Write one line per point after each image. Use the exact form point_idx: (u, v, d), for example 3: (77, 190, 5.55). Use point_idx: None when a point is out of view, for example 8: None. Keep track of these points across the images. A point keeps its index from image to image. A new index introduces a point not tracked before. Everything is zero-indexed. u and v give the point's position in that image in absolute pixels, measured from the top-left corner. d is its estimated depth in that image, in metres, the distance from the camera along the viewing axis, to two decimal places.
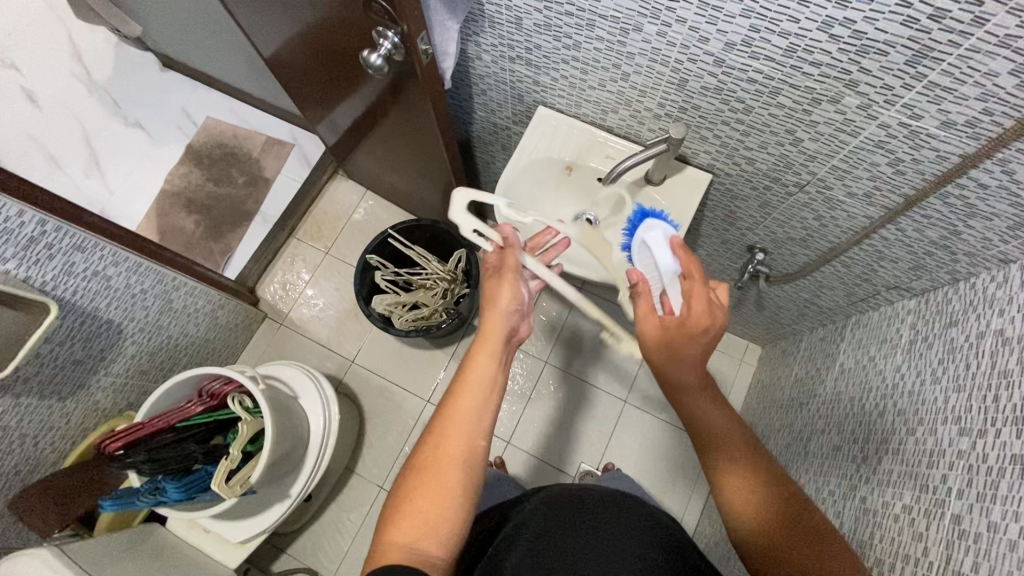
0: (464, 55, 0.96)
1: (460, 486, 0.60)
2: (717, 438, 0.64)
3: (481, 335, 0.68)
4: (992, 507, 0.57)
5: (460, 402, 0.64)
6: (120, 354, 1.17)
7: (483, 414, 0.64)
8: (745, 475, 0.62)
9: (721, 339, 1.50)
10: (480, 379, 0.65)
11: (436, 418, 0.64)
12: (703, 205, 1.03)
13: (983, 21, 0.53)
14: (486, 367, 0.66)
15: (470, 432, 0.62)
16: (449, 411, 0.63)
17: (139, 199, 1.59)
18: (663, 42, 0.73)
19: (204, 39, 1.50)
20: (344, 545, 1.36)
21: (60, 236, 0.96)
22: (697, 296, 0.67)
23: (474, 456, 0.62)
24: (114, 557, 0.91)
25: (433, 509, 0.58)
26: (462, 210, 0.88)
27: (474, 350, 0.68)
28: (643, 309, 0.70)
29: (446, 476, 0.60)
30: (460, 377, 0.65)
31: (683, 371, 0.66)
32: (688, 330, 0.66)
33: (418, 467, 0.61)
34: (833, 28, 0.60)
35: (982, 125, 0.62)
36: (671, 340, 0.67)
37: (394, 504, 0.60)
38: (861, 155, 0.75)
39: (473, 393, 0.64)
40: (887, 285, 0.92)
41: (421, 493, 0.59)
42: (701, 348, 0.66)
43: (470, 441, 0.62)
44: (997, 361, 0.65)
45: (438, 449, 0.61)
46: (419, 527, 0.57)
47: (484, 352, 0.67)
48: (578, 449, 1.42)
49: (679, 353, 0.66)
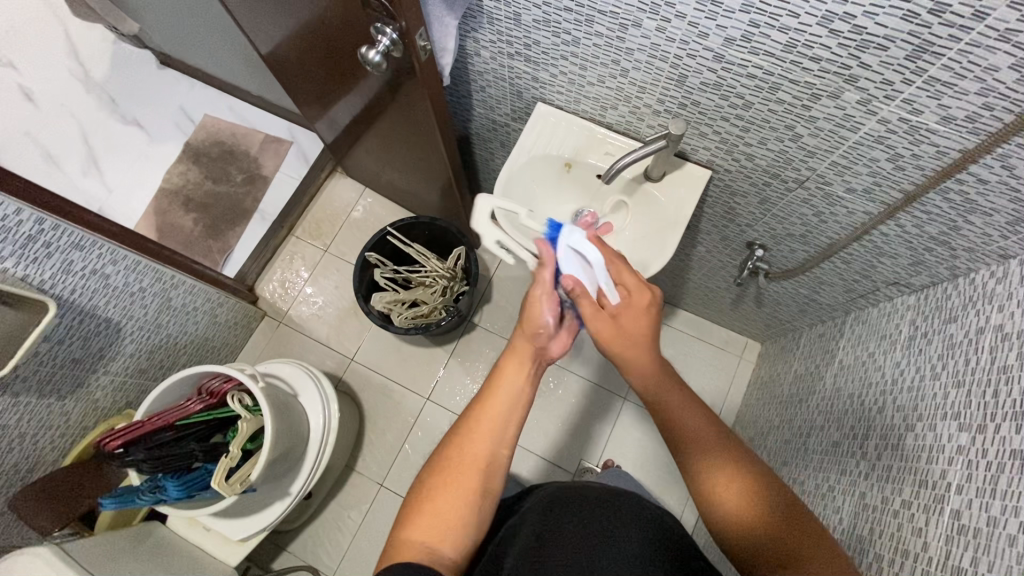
0: (463, 52, 0.95)
1: (479, 490, 0.61)
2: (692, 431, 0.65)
3: (514, 346, 0.69)
4: (991, 503, 0.57)
5: (489, 409, 0.64)
6: (118, 353, 1.16)
7: (509, 425, 0.64)
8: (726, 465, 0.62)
9: (721, 336, 1.50)
10: (510, 389, 0.66)
11: (462, 421, 0.65)
12: (702, 201, 1.03)
13: (983, 15, 0.53)
14: (516, 381, 0.66)
15: (495, 440, 0.63)
16: (476, 417, 0.64)
17: (137, 197, 1.58)
18: (662, 37, 0.73)
19: (202, 36, 1.50)
20: (345, 543, 1.36)
21: (58, 235, 0.96)
22: (628, 276, 0.72)
23: (496, 463, 0.63)
24: (114, 556, 0.91)
25: (452, 511, 0.59)
26: (484, 219, 0.80)
27: (506, 360, 0.68)
28: (586, 308, 0.71)
29: (466, 480, 0.60)
30: (489, 386, 0.66)
31: (644, 363, 0.70)
32: (636, 312, 0.70)
33: (440, 467, 0.62)
34: (833, 23, 0.60)
35: (982, 120, 0.62)
36: (622, 327, 0.70)
37: (413, 502, 0.60)
38: (860, 151, 0.75)
39: (503, 404, 0.65)
40: (887, 281, 0.92)
41: (442, 494, 0.60)
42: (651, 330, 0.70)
43: (494, 449, 0.63)
44: (996, 356, 0.65)
45: (462, 452, 0.62)
46: (438, 527, 0.58)
47: (516, 363, 0.68)
48: (579, 446, 1.43)
49: (637, 342, 0.70)
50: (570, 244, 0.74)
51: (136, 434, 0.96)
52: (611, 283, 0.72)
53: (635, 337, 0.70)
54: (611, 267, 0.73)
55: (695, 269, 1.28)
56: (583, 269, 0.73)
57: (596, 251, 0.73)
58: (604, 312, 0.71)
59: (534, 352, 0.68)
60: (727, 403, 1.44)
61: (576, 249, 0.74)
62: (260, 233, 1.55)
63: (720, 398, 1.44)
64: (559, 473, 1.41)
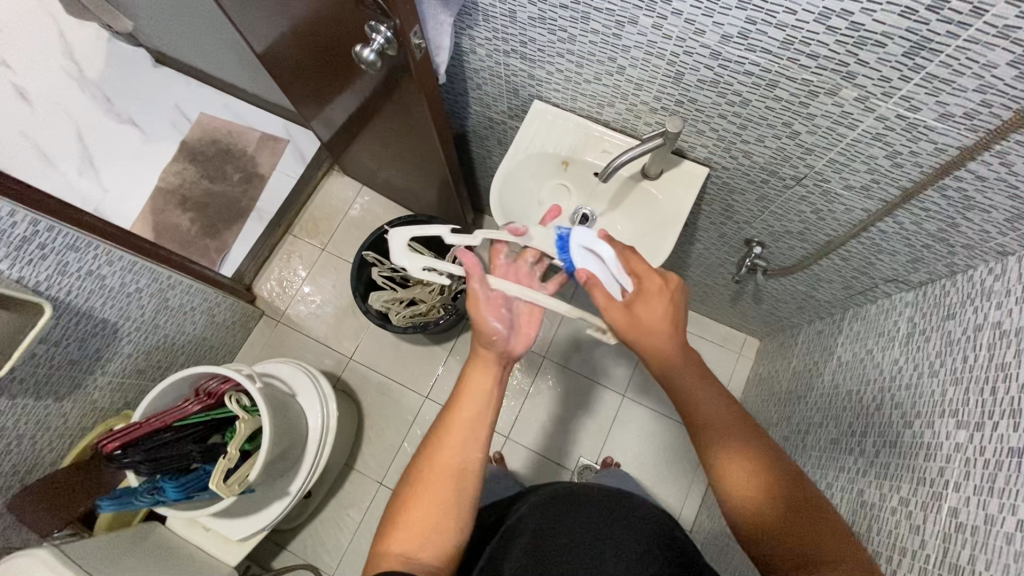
0: (458, 49, 0.95)
1: (453, 497, 0.60)
2: (711, 417, 0.64)
3: (474, 351, 0.68)
4: (989, 500, 0.57)
5: (456, 415, 0.64)
6: (116, 354, 1.16)
7: (480, 427, 0.64)
8: (743, 452, 0.61)
9: (720, 333, 1.50)
10: (474, 393, 0.65)
11: (434, 430, 0.65)
12: (700, 199, 1.02)
13: (982, 12, 0.52)
14: (480, 383, 0.66)
15: (466, 445, 0.63)
16: (445, 424, 0.64)
17: (133, 197, 1.58)
18: (659, 35, 0.72)
19: (196, 34, 1.49)
20: (344, 542, 1.36)
21: (53, 236, 0.95)
22: (640, 266, 0.72)
23: (469, 468, 0.62)
24: (114, 557, 0.91)
25: (428, 520, 0.59)
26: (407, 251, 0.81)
27: (469, 364, 0.68)
28: (601, 298, 0.70)
29: (441, 487, 0.60)
30: (456, 392, 0.66)
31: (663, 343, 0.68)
32: (650, 299, 0.70)
33: (414, 478, 0.62)
34: (831, 19, 0.60)
35: (980, 117, 0.62)
36: (637, 315, 0.69)
37: (392, 515, 0.61)
38: (858, 148, 0.74)
39: (467, 406, 0.65)
40: (885, 277, 0.92)
41: (417, 503, 0.60)
42: (670, 314, 0.69)
43: (465, 455, 0.62)
44: (994, 354, 0.65)
45: (433, 460, 0.62)
46: (414, 535, 0.58)
47: (478, 365, 0.67)
48: (579, 444, 1.42)
49: (654, 329, 0.68)
50: (580, 242, 0.77)
51: (135, 435, 0.97)
52: (624, 274, 0.72)
53: (650, 327, 0.69)
54: (620, 256, 0.73)
55: (694, 265, 1.28)
56: (597, 262, 0.74)
57: (608, 246, 0.74)
58: (618, 301, 0.70)
59: (497, 354, 0.68)
60: None
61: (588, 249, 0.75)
62: (257, 233, 1.55)
63: None
64: (558, 470, 1.41)
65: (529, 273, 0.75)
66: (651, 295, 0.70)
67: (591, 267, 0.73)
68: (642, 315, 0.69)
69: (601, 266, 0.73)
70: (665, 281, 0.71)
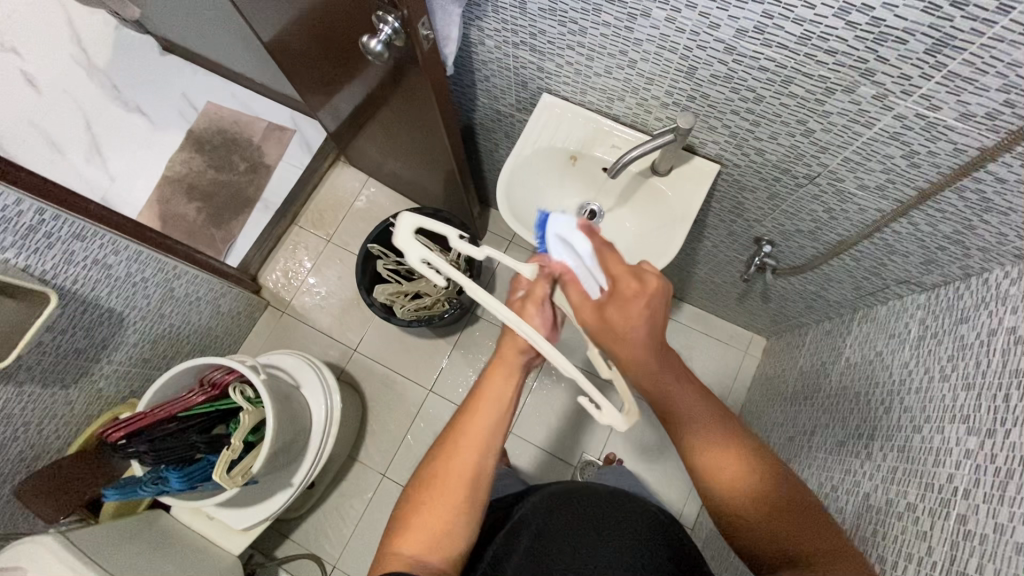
0: (467, 41, 0.93)
1: (466, 502, 0.61)
2: (689, 412, 0.63)
3: (499, 355, 0.65)
4: (999, 509, 0.56)
5: (474, 421, 0.63)
6: (122, 342, 1.17)
7: (495, 435, 0.63)
8: (718, 438, 0.62)
9: (725, 331, 1.49)
10: (494, 401, 0.63)
11: (447, 435, 0.64)
12: (710, 196, 1.01)
13: (1008, 8, 0.51)
14: (501, 392, 0.63)
15: (481, 452, 0.62)
16: (460, 431, 0.63)
17: (139, 185, 1.57)
18: (672, 28, 0.71)
19: (203, 21, 1.48)
20: (347, 532, 1.37)
21: (59, 225, 0.95)
22: (618, 265, 0.64)
23: (482, 475, 0.62)
24: (121, 541, 0.94)
25: (441, 524, 0.60)
26: (411, 236, 0.67)
27: (493, 366, 0.65)
28: (575, 297, 0.65)
29: (455, 495, 0.61)
30: (473, 397, 0.64)
31: (635, 346, 0.62)
32: (625, 303, 0.62)
33: (428, 482, 0.62)
34: (851, 14, 0.58)
35: (1002, 117, 0.60)
36: (609, 321, 0.63)
37: (404, 514, 0.61)
38: (875, 147, 0.73)
39: (487, 413, 0.63)
40: (897, 278, 0.91)
41: (431, 506, 0.60)
42: (647, 319, 0.62)
43: (480, 463, 0.62)
44: (1008, 360, 0.64)
45: (447, 465, 0.62)
46: (424, 541, 0.59)
47: (503, 371, 0.64)
48: (580, 440, 1.42)
49: (625, 336, 0.62)
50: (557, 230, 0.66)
51: (138, 425, 0.97)
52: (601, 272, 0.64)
53: (622, 331, 0.62)
54: (597, 252, 0.64)
55: (702, 263, 1.26)
56: (570, 254, 0.65)
57: (584, 239, 0.64)
58: (591, 301, 0.64)
59: (523, 363, 0.64)
60: (729, 398, 1.43)
61: (564, 238, 0.65)
62: (263, 224, 1.54)
63: (723, 393, 1.44)
64: (558, 465, 1.41)
65: (544, 315, 0.68)
66: (627, 298, 0.62)
67: (567, 261, 0.65)
68: (613, 319, 0.62)
69: (575, 260, 0.64)
70: (643, 284, 0.62)
